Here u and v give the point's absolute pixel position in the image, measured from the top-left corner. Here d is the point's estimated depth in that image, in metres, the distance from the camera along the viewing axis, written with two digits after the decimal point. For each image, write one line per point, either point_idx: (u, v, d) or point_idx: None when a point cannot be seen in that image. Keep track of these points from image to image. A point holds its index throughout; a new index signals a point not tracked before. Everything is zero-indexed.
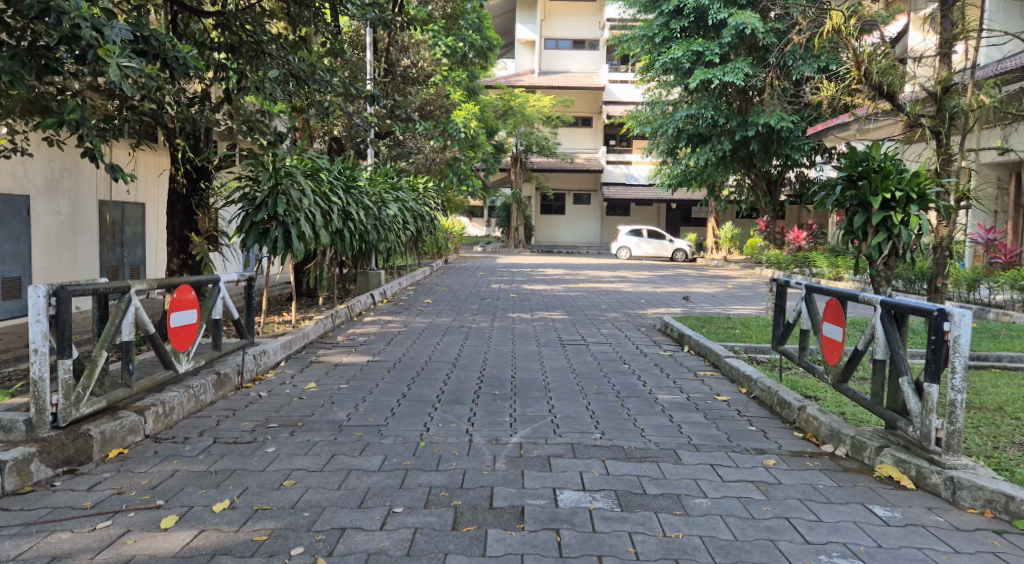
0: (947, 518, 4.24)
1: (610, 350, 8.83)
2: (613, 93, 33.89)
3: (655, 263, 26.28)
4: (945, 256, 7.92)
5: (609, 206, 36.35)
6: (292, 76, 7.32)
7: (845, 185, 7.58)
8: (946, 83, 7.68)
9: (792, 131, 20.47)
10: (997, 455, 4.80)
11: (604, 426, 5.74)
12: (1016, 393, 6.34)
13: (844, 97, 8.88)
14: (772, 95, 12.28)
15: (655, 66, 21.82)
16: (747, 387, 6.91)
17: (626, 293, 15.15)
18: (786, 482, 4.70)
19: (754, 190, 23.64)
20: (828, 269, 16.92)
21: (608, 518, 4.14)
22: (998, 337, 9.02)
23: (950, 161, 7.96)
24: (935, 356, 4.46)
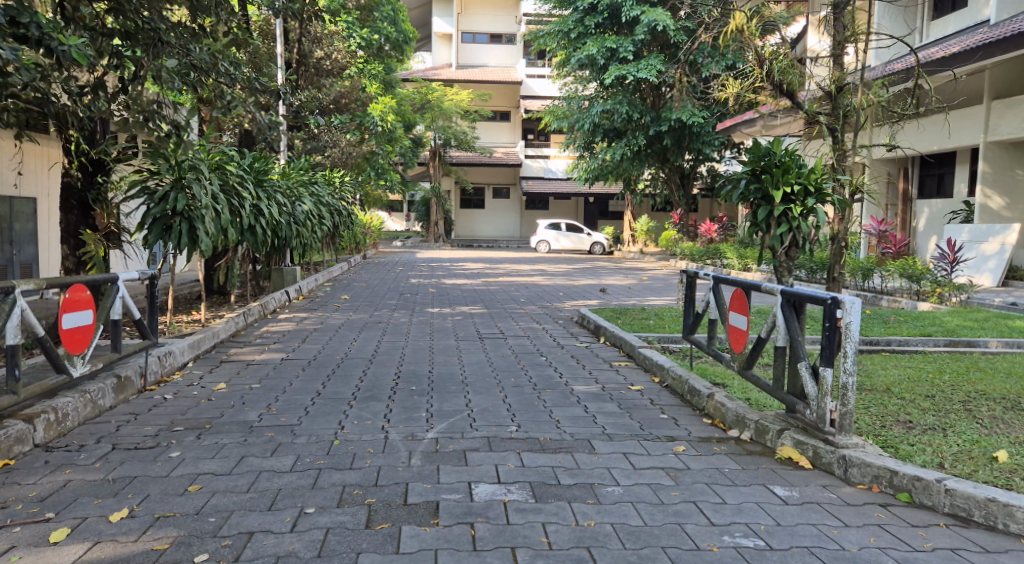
0: (839, 494, 4.47)
1: (527, 342, 8.94)
2: (530, 88, 33.96)
3: (573, 256, 26.66)
4: (841, 247, 8.32)
5: (527, 200, 36.63)
6: (193, 67, 7.17)
7: (749, 179, 7.86)
8: (839, 84, 8.14)
9: (703, 126, 21.09)
10: (884, 433, 5.09)
11: (520, 418, 5.81)
12: (903, 374, 6.74)
13: (748, 94, 9.20)
14: (681, 92, 12.59)
15: (570, 61, 22.06)
16: (660, 376, 7.11)
17: (544, 287, 15.29)
18: (693, 468, 4.87)
19: (668, 183, 24.25)
20: (737, 261, 17.50)
21: (521, 509, 4.21)
22: (890, 322, 9.55)
23: (845, 156, 8.38)
24: (829, 342, 4.69)
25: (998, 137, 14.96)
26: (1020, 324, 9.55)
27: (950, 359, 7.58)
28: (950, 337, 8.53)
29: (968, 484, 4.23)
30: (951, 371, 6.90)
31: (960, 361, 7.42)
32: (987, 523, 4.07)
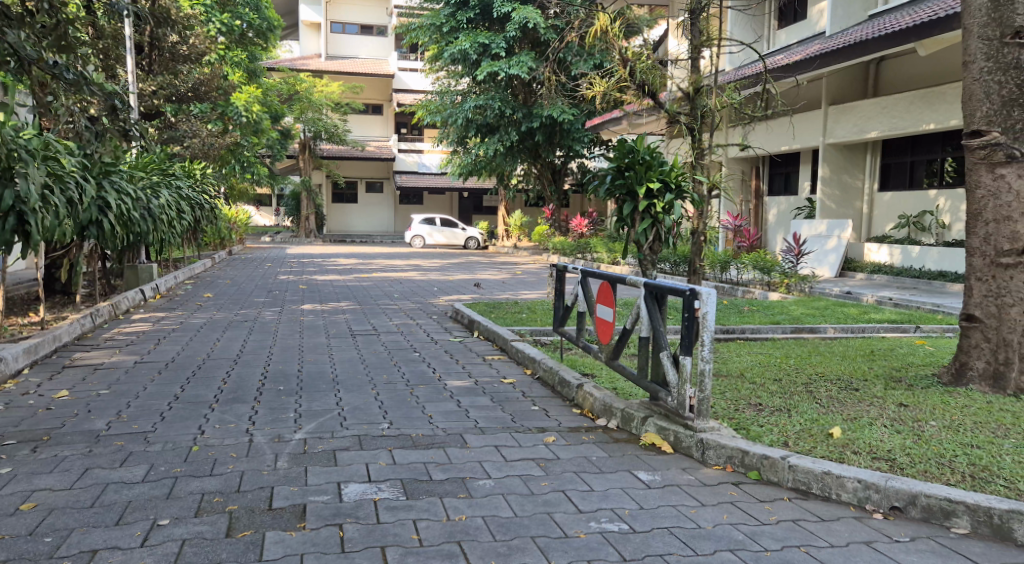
0: (696, 475, 4.70)
1: (400, 338, 8.86)
2: (402, 81, 33.66)
3: (448, 251, 26.64)
4: (700, 241, 8.73)
5: (401, 195, 36.27)
6: (15, 51, 6.59)
7: (614, 175, 8.06)
8: (697, 86, 8.55)
9: (573, 124, 21.53)
10: (738, 416, 5.39)
11: (392, 415, 5.76)
12: (754, 360, 7.17)
13: (614, 93, 9.46)
14: (550, 89, 12.79)
15: (443, 56, 21.98)
16: (532, 368, 7.23)
17: (417, 282, 15.17)
18: (563, 457, 4.98)
19: (540, 179, 24.63)
20: (607, 255, 18.02)
21: (392, 507, 4.17)
22: (744, 312, 10.11)
23: (702, 155, 8.80)
24: (688, 332, 4.90)
25: (834, 138, 16.11)
26: (856, 311, 10.34)
27: (794, 344, 8.11)
28: (795, 324, 9.13)
29: (808, 459, 4.54)
30: (796, 355, 7.38)
31: (804, 346, 7.94)
32: (824, 494, 4.38)
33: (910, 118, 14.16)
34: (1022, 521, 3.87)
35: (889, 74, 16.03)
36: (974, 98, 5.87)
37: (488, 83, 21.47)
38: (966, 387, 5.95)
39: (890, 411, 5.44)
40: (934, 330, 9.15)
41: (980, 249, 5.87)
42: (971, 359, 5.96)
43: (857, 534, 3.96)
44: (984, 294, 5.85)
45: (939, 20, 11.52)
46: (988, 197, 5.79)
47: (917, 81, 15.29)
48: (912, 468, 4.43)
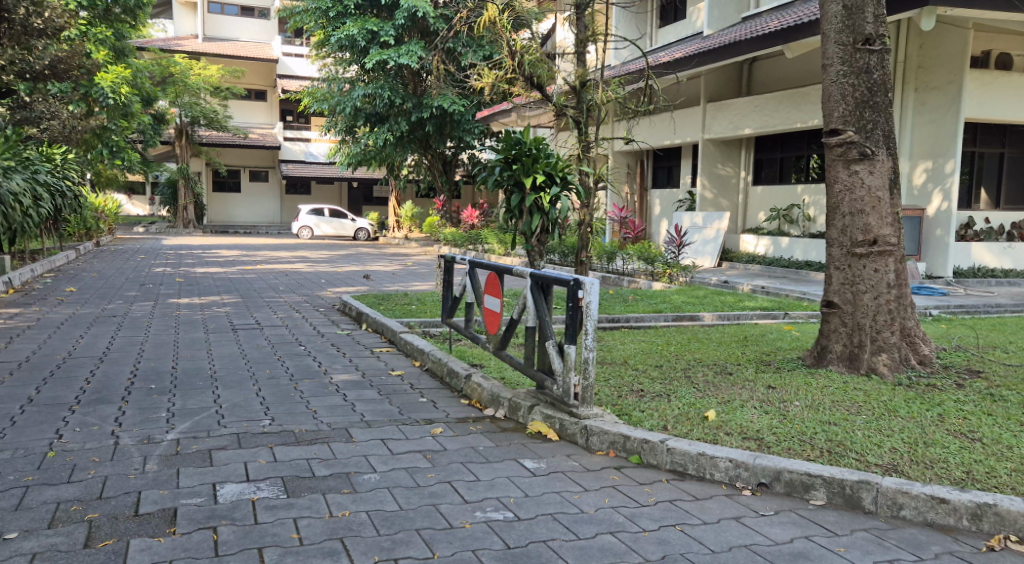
0: (580, 461, 4.78)
1: (284, 332, 8.60)
2: (287, 66, 32.71)
3: (336, 243, 26.08)
4: (588, 231, 8.93)
5: (287, 184, 35.27)
6: None
7: (502, 166, 8.06)
8: (582, 79, 8.70)
9: (463, 115, 21.67)
10: (620, 402, 5.51)
11: (274, 411, 5.58)
12: (638, 348, 7.36)
13: (502, 85, 9.47)
14: (439, 78, 12.69)
15: (329, 41, 21.47)
16: (421, 359, 7.17)
17: (304, 274, 14.77)
18: (450, 448, 4.96)
19: (430, 169, 24.47)
20: (497, 246, 18.10)
21: (271, 506, 4.04)
22: (629, 301, 10.37)
23: (588, 147, 8.98)
24: (572, 321, 4.96)
25: (712, 134, 16.75)
26: (733, 299, 10.80)
27: (675, 332, 8.38)
28: (676, 313, 9.44)
29: (685, 442, 4.69)
30: (676, 342, 7.63)
31: (684, 333, 8.21)
32: (699, 474, 4.55)
33: (779, 116, 14.89)
34: (870, 490, 4.12)
35: (761, 73, 16.79)
36: (831, 98, 6.20)
37: (377, 71, 21.14)
38: (827, 367, 6.32)
39: (760, 393, 5.71)
40: (801, 316, 9.68)
41: (838, 239, 6.22)
42: (830, 342, 6.33)
43: (728, 511, 4.12)
44: (842, 282, 6.21)
45: (805, 25, 12.14)
46: (845, 191, 6.14)
47: (785, 81, 16.06)
48: (777, 445, 4.66)
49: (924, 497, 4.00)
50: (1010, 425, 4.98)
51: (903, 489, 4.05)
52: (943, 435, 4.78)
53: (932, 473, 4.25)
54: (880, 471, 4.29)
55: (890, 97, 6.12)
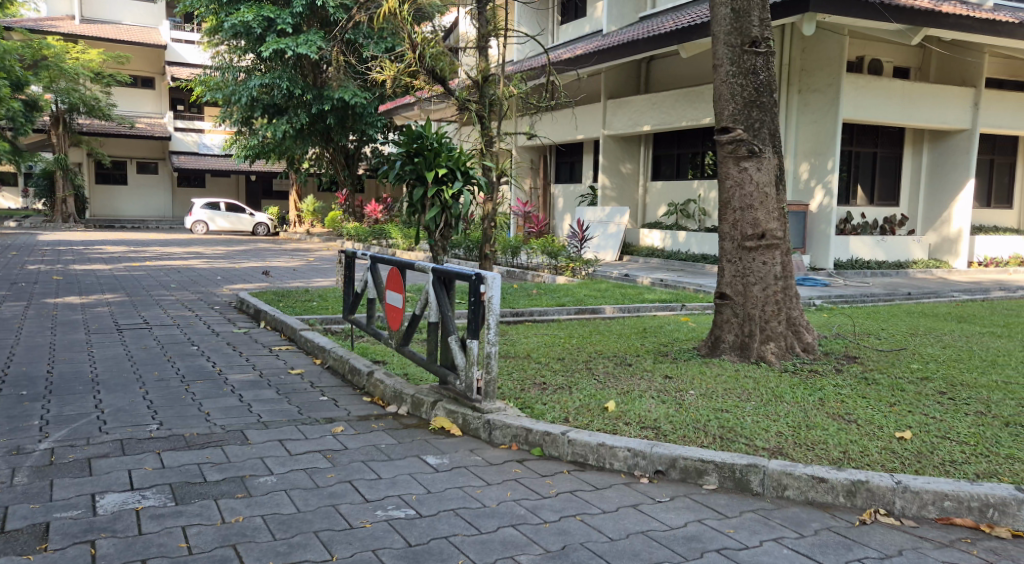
0: (483, 456, 4.80)
1: (175, 332, 8.26)
2: (176, 53, 31.58)
3: (233, 238, 25.25)
4: (492, 226, 9.00)
5: (180, 177, 33.92)
6: None
7: (404, 160, 7.91)
8: (484, 74, 8.73)
9: (365, 107, 21.31)
10: (523, 395, 5.56)
11: (163, 415, 5.36)
12: (540, 341, 7.44)
13: (404, 78, 9.37)
14: (338, 69, 12.45)
15: (222, 28, 20.69)
16: (322, 357, 7.03)
17: (199, 271, 14.24)
18: (351, 447, 4.89)
19: (332, 163, 24.06)
20: (402, 241, 17.93)
21: (157, 515, 3.89)
22: (532, 295, 10.46)
23: (491, 142, 9.01)
24: (474, 316, 4.97)
25: (612, 130, 17.08)
26: (633, 292, 11.05)
27: (578, 325, 8.51)
28: (579, 306, 9.60)
29: (586, 433, 4.78)
30: (578, 335, 7.74)
31: (585, 326, 8.35)
32: (599, 464, 4.64)
33: (676, 114, 15.33)
34: (758, 473, 4.30)
35: (659, 72, 17.22)
36: (721, 97, 6.42)
37: (274, 60, 20.48)
38: (720, 357, 6.55)
39: (657, 383, 5.87)
40: (697, 307, 10.02)
41: (730, 233, 6.45)
42: (723, 332, 6.56)
43: (626, 499, 4.23)
44: (733, 275, 6.45)
45: (699, 26, 12.54)
46: (735, 187, 6.37)
47: (682, 79, 16.53)
48: (673, 434, 4.81)
49: (806, 478, 4.20)
50: (882, 406, 5.30)
51: (788, 470, 4.25)
52: (823, 418, 5.04)
53: (812, 454, 4.48)
54: (766, 454, 4.49)
55: (776, 98, 6.39)
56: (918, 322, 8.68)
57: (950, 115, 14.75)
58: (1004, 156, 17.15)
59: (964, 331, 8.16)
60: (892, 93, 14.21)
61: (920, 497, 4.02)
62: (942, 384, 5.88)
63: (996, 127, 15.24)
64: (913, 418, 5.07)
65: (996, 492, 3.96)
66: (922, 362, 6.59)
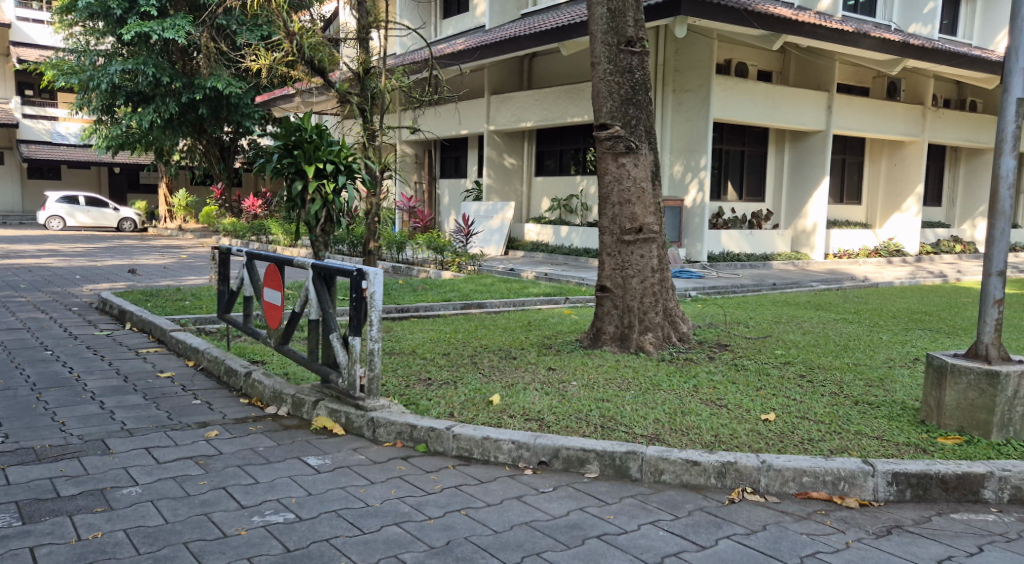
0: (367, 454, 4.73)
1: (28, 336, 7.71)
2: (23, 33, 29.55)
3: (96, 234, 23.76)
4: (375, 222, 8.91)
5: (32, 168, 31.58)
6: None
7: (282, 153, 7.62)
8: (366, 67, 8.61)
9: (241, 98, 20.61)
10: (408, 391, 5.51)
11: (9, 428, 5.00)
12: (426, 336, 7.40)
13: (281, 67, 9.09)
14: (208, 56, 11.93)
15: (77, 9, 19.43)
16: (194, 359, 6.74)
17: (55, 270, 13.28)
18: (226, 451, 4.72)
19: (206, 155, 23.12)
20: (282, 237, 17.43)
21: (3, 537, 3.63)
22: (418, 291, 10.35)
23: (373, 136, 8.90)
24: (357, 312, 4.87)
25: (496, 126, 17.18)
26: (517, 286, 11.13)
27: (463, 319, 8.51)
28: (464, 301, 9.60)
29: (470, 427, 4.80)
30: (463, 330, 7.75)
31: (471, 321, 8.36)
32: (484, 457, 4.67)
33: (558, 110, 15.58)
34: (636, 459, 4.44)
35: (540, 69, 17.45)
36: (600, 94, 6.55)
37: (138, 45, 19.37)
38: (601, 348, 6.72)
39: (540, 375, 5.97)
40: (580, 300, 10.24)
41: (609, 227, 6.61)
42: (603, 324, 6.73)
43: (510, 491, 4.27)
44: (612, 268, 6.62)
45: (579, 24, 12.78)
46: (614, 182, 6.53)
47: (563, 77, 16.83)
48: (556, 425, 4.89)
49: (680, 461, 4.37)
50: (749, 390, 5.58)
51: (664, 456, 4.41)
52: (696, 404, 5.26)
53: (686, 438, 4.67)
54: (644, 441, 4.64)
55: (651, 96, 6.60)
56: (781, 311, 9.20)
57: (809, 116, 15.66)
58: (855, 156, 18.39)
59: (823, 318, 8.71)
60: (758, 94, 14.94)
61: (782, 475, 4.26)
62: (801, 367, 6.25)
63: (849, 128, 16.31)
64: (778, 400, 5.36)
65: (846, 466, 4.24)
66: (785, 348, 6.98)
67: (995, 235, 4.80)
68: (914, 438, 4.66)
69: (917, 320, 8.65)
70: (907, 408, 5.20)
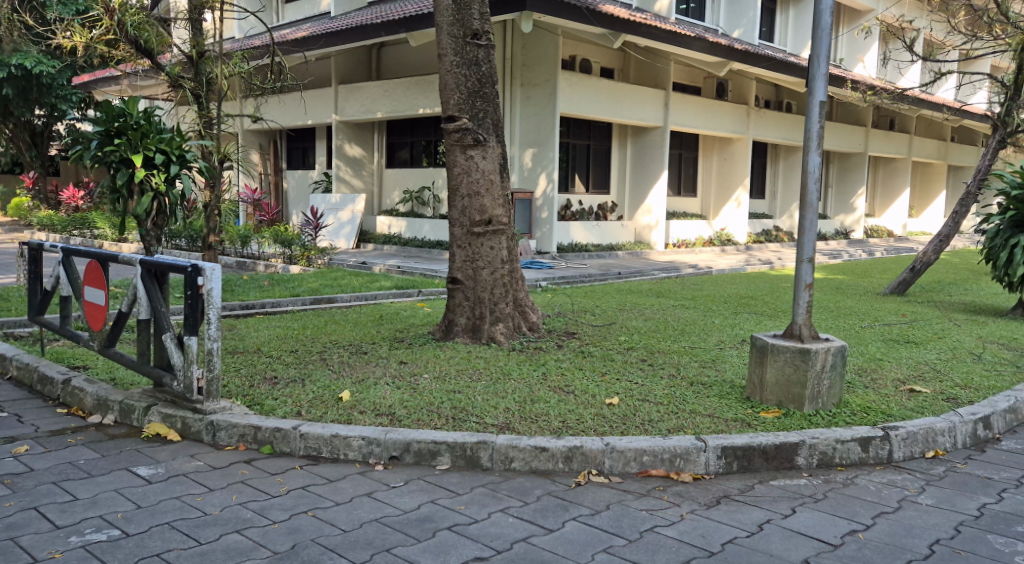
0: (205, 460, 4.52)
1: None
2: None
3: None
4: (215, 214, 8.54)
5: None
6: None
7: (102, 140, 7.09)
8: (199, 49, 8.18)
9: (54, 78, 19.08)
10: (251, 392, 5.30)
11: None
12: (272, 333, 7.16)
13: (101, 46, 8.47)
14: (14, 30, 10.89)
15: None
16: (2, 367, 6.17)
17: None
18: (40, 468, 4.36)
19: (13, 141, 21.28)
20: (110, 232, 16.29)
21: None
22: (263, 287, 9.98)
23: (210, 123, 8.48)
24: (192, 311, 4.62)
25: (343, 117, 16.83)
26: (369, 279, 10.97)
27: (312, 315, 8.28)
28: (313, 295, 9.36)
29: (318, 425, 4.68)
30: (312, 326, 7.55)
31: (321, 316, 8.17)
32: (333, 455, 4.58)
33: (407, 102, 15.47)
34: (486, 449, 4.49)
35: (388, 59, 17.24)
36: (447, 87, 6.55)
37: None
38: (453, 340, 6.75)
39: (392, 369, 5.91)
40: (432, 292, 10.23)
41: (459, 219, 6.62)
42: (456, 316, 6.76)
43: (360, 488, 4.20)
44: (463, 259, 6.64)
45: (427, 15, 12.73)
46: (462, 174, 6.55)
47: (411, 68, 16.72)
48: (407, 419, 4.85)
49: (529, 448, 4.46)
50: (594, 376, 5.78)
51: (513, 444, 4.48)
52: (545, 391, 5.38)
53: (535, 426, 4.76)
54: (494, 430, 4.69)
55: (497, 89, 6.66)
56: (625, 298, 9.58)
57: (647, 112, 16.36)
58: (690, 150, 19.42)
59: (662, 304, 9.15)
60: (601, 90, 15.43)
61: (624, 455, 4.44)
62: (642, 352, 6.54)
63: (685, 124, 17.18)
64: (620, 384, 5.59)
65: (681, 443, 4.48)
66: (627, 334, 7.27)
67: (805, 225, 5.20)
68: (740, 414, 4.98)
69: (745, 304, 9.28)
70: (735, 387, 5.56)
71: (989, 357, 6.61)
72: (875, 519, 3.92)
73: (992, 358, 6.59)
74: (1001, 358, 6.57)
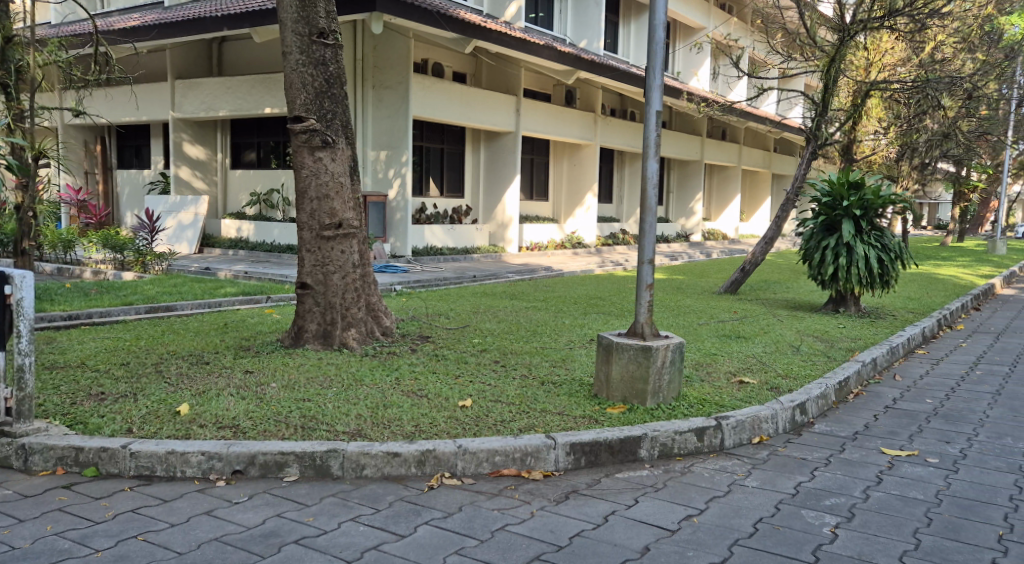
0: (15, 488, 4.15)
1: None
2: None
3: None
4: (29, 216, 7.86)
5: None
6: None
7: None
8: (7, 34, 7.49)
9: None
10: (73, 410, 4.91)
11: None
12: (99, 346, 6.68)
13: None
14: None
15: None
16: None
17: None
18: None
19: None
20: None
21: None
22: (89, 295, 9.28)
23: (21, 116, 7.79)
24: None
25: (181, 114, 15.98)
26: (212, 286, 10.46)
27: (147, 325, 7.77)
28: (150, 304, 8.80)
29: (151, 442, 4.41)
30: (146, 336, 7.11)
31: (157, 326, 7.69)
32: (169, 474, 4.32)
33: (251, 101, 14.92)
34: (336, 457, 4.38)
35: (230, 55, 16.54)
36: (292, 86, 6.35)
37: None
38: (304, 346, 6.56)
39: (236, 379, 5.66)
40: (282, 298, 9.90)
41: (307, 223, 6.41)
42: (305, 322, 6.56)
43: (198, 507, 3.99)
44: (313, 264, 6.45)
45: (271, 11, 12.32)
46: (310, 176, 6.36)
47: (254, 65, 16.13)
48: (252, 430, 4.66)
49: (380, 454, 4.39)
50: (447, 379, 5.79)
51: (364, 450, 4.40)
52: (397, 396, 5.32)
53: (387, 431, 4.70)
54: (345, 438, 4.60)
55: (345, 90, 6.54)
56: (478, 301, 9.66)
57: (499, 117, 16.56)
58: (540, 155, 19.85)
59: (514, 306, 9.30)
60: (454, 94, 15.47)
61: (476, 456, 4.46)
62: (494, 353, 6.62)
63: (535, 130, 17.54)
64: (472, 386, 5.62)
65: (532, 441, 4.56)
66: (480, 336, 7.32)
67: (645, 227, 5.42)
68: (587, 411, 5.14)
69: (592, 304, 9.57)
70: (582, 385, 5.73)
71: (806, 349, 7.17)
72: (708, 504, 4.14)
73: (808, 349, 7.16)
74: (815, 349, 7.16)
